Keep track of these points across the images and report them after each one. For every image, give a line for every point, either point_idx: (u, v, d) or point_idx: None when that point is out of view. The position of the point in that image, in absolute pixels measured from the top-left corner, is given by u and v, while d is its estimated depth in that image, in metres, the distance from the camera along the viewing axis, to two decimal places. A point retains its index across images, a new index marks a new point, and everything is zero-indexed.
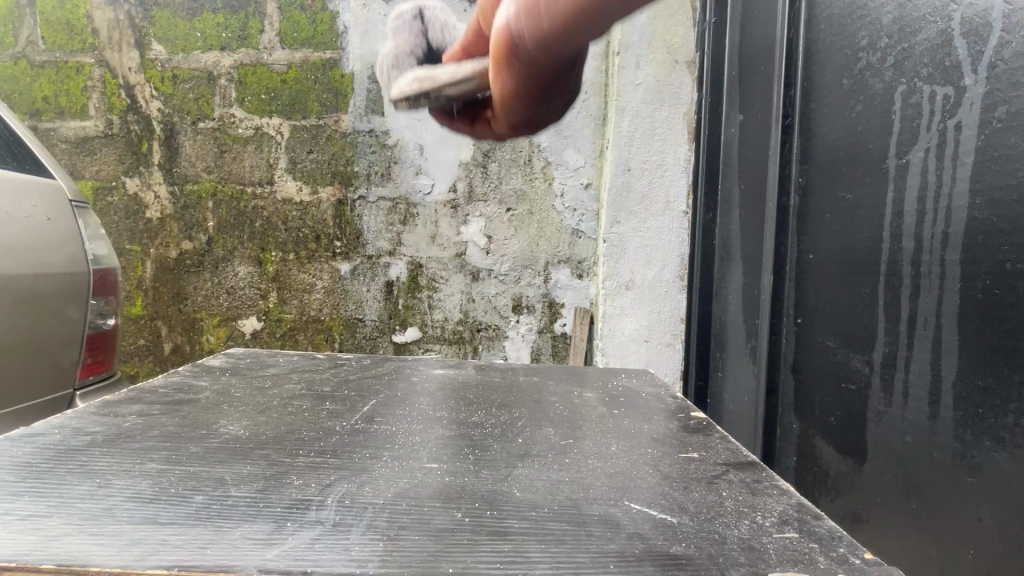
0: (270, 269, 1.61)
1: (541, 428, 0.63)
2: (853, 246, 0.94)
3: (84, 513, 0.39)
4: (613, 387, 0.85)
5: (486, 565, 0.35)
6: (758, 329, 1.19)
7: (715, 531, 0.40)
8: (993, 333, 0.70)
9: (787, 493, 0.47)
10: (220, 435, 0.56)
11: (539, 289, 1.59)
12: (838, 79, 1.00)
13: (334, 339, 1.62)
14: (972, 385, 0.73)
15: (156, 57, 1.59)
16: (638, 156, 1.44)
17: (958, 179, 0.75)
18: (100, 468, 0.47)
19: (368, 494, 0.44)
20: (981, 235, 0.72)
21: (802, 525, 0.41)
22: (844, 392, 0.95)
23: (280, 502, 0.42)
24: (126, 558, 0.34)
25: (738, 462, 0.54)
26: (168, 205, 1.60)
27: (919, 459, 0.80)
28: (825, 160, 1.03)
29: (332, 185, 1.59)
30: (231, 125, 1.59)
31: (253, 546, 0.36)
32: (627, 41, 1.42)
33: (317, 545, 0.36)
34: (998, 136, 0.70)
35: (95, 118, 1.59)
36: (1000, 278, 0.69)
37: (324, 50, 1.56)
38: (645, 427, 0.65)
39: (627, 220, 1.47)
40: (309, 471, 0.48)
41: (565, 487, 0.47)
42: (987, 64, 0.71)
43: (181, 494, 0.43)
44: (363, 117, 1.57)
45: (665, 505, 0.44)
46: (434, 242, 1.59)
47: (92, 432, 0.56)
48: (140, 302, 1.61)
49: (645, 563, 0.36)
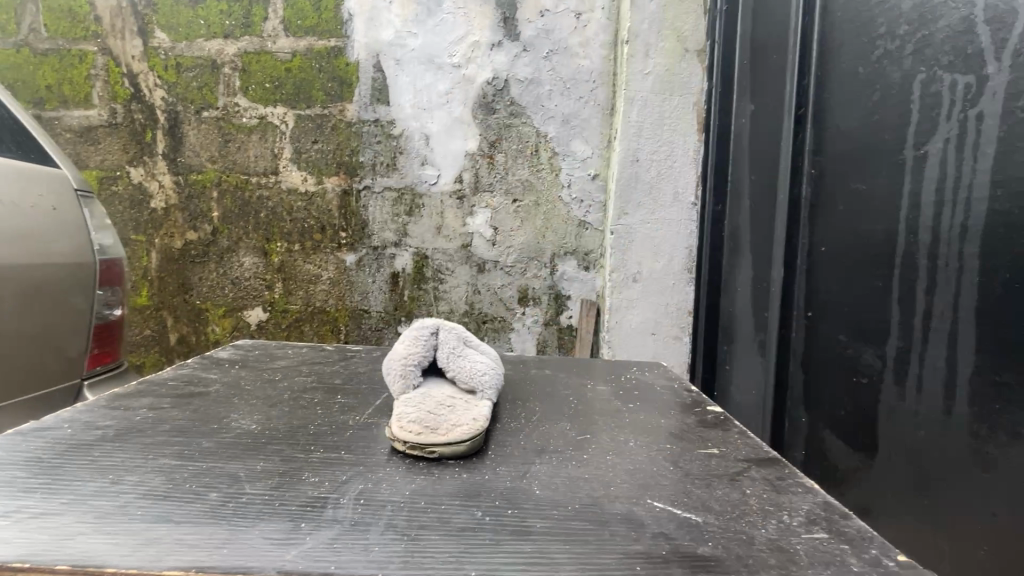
0: (275, 259, 1.60)
1: (556, 424, 0.62)
2: (868, 239, 0.93)
3: (98, 510, 0.39)
4: (625, 380, 0.84)
5: (510, 567, 0.34)
6: (768, 322, 1.18)
7: (742, 531, 0.39)
8: (1012, 330, 0.72)
9: (812, 492, 0.46)
10: (232, 429, 0.56)
11: (546, 281, 1.58)
12: (854, 67, 0.97)
13: (339, 330, 1.61)
14: (989, 379, 0.75)
15: (159, 45, 1.57)
16: (648, 146, 1.41)
17: (978, 171, 0.76)
18: (112, 463, 0.46)
19: (385, 491, 0.43)
20: (1001, 231, 0.73)
21: (830, 525, 0.40)
22: (855, 386, 0.94)
23: (295, 500, 0.41)
24: (141, 558, 0.33)
25: (758, 459, 0.53)
26: (173, 195, 1.59)
27: (932, 452, 0.81)
28: (838, 150, 1.00)
29: (337, 174, 1.57)
30: (235, 114, 1.57)
31: (271, 545, 0.35)
32: (637, 29, 1.39)
33: (336, 545, 0.36)
34: (1021, 127, 0.71)
35: (98, 107, 1.57)
36: (1020, 272, 0.71)
37: (328, 37, 1.54)
38: (661, 422, 0.64)
39: (633, 210, 1.43)
40: (324, 467, 0.47)
41: (585, 484, 0.46)
42: (1010, 56, 0.73)
43: (195, 490, 0.42)
44: (368, 106, 1.55)
45: (688, 503, 0.43)
46: (440, 233, 1.58)
47: (103, 426, 0.55)
48: (146, 292, 1.61)
49: (673, 566, 0.34)
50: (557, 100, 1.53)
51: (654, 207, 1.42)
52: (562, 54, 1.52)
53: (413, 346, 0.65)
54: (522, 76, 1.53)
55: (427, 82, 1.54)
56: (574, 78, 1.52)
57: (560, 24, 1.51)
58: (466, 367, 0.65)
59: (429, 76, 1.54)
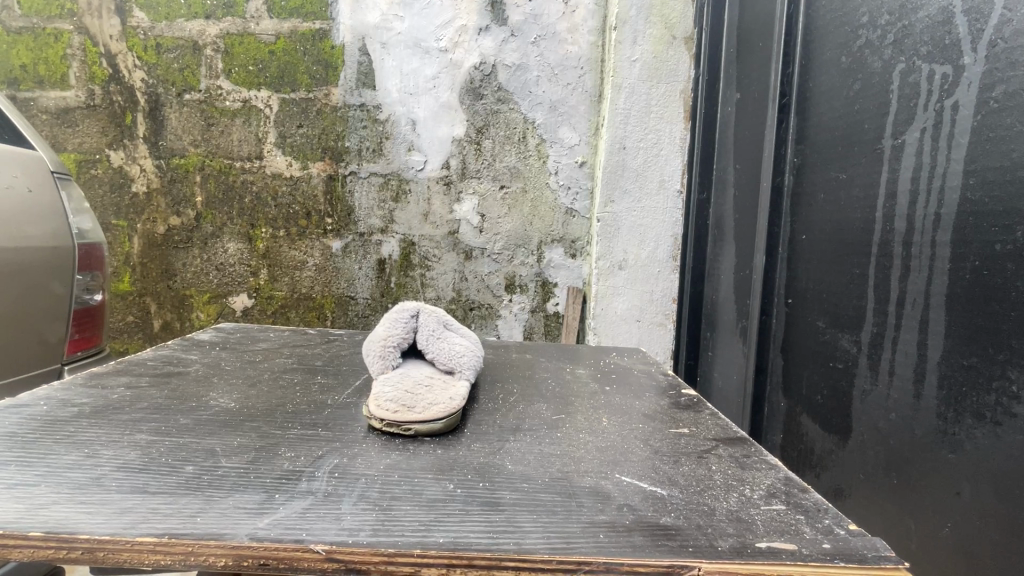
0: (259, 245, 1.58)
1: (533, 404, 0.63)
2: (845, 227, 0.95)
3: (73, 482, 0.39)
4: (605, 364, 0.86)
5: (477, 534, 0.35)
6: (749, 309, 1.20)
7: (704, 503, 0.41)
8: (978, 315, 0.70)
9: (775, 467, 0.48)
10: (210, 407, 0.56)
11: (533, 268, 1.58)
12: (836, 56, 0.99)
13: (326, 317, 1.61)
14: (956, 364, 0.73)
15: (138, 25, 1.53)
16: (633, 134, 1.42)
17: (952, 159, 0.75)
18: (88, 438, 0.47)
19: (359, 466, 0.44)
20: (972, 216, 0.71)
21: (789, 498, 0.42)
22: (831, 371, 0.97)
23: (270, 473, 0.42)
24: (114, 526, 0.34)
25: (727, 438, 0.54)
26: (155, 179, 1.57)
27: (901, 437, 0.81)
28: (819, 139, 1.02)
29: (322, 160, 1.56)
30: (218, 98, 1.54)
31: (244, 515, 0.36)
32: (625, 15, 1.39)
33: (309, 514, 0.36)
34: (994, 117, 0.69)
35: (76, 88, 1.54)
36: (988, 259, 0.69)
37: (313, 20, 1.52)
38: (636, 403, 0.65)
39: (621, 197, 1.44)
40: (301, 444, 0.48)
41: (556, 460, 0.47)
42: (987, 43, 0.70)
43: (171, 464, 0.42)
44: (354, 90, 1.54)
45: (655, 478, 0.45)
46: (427, 220, 1.58)
47: (80, 403, 0.55)
48: (128, 278, 1.59)
49: (635, 533, 0.36)
50: (545, 87, 1.53)
51: (643, 193, 1.43)
52: (550, 39, 1.51)
53: (392, 329, 0.66)
54: (509, 62, 1.52)
55: (413, 67, 1.53)
56: (562, 65, 1.51)
57: (548, 9, 1.50)
58: (445, 349, 0.66)
59: (416, 61, 1.52)
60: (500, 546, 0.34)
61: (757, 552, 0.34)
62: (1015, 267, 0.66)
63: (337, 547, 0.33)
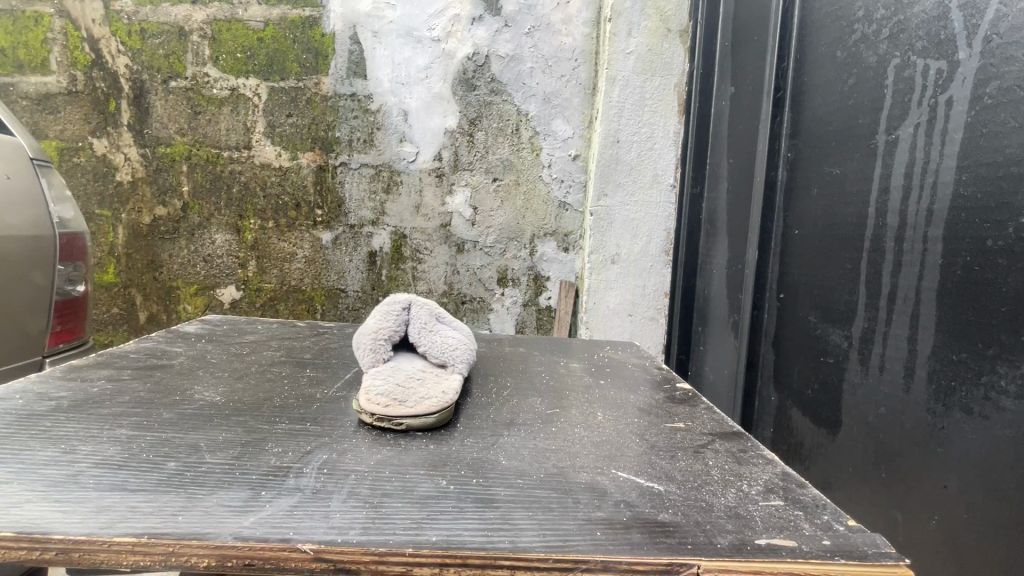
0: (248, 237, 1.55)
1: (527, 398, 0.62)
2: (838, 222, 0.94)
3: (47, 479, 0.38)
4: (599, 358, 0.85)
5: (472, 533, 0.34)
6: (741, 303, 1.20)
7: (701, 499, 0.40)
8: (968, 309, 0.70)
9: (771, 463, 0.47)
10: (195, 401, 0.55)
11: (525, 262, 1.57)
12: (831, 50, 0.98)
13: (316, 310, 1.58)
14: (946, 359, 0.73)
15: (122, 9, 1.49)
16: (627, 127, 1.40)
17: (945, 154, 0.74)
18: (66, 433, 0.45)
19: (350, 462, 0.43)
20: (964, 212, 0.71)
21: (787, 493, 0.42)
22: (822, 365, 0.97)
23: (257, 469, 0.41)
24: (90, 526, 0.32)
25: (724, 433, 0.54)
26: (140, 168, 1.53)
27: (891, 430, 0.81)
28: (814, 134, 1.02)
29: (312, 150, 1.53)
30: (205, 85, 1.51)
31: (229, 512, 0.35)
32: (620, 6, 1.37)
33: (297, 512, 0.35)
34: (988, 112, 0.68)
35: (57, 74, 1.49)
36: (980, 255, 0.69)
37: (303, 7, 1.48)
38: (632, 397, 0.65)
39: (615, 191, 1.43)
40: (289, 438, 0.47)
41: (552, 456, 0.47)
42: (982, 38, 0.69)
43: (153, 460, 0.41)
44: (345, 80, 1.51)
45: (653, 474, 0.44)
46: (419, 212, 1.56)
47: (57, 397, 0.54)
48: (113, 269, 1.55)
49: (633, 530, 0.35)
50: (538, 79, 1.51)
51: (636, 187, 1.42)
52: (544, 31, 1.49)
53: (384, 320, 0.65)
54: (502, 53, 1.50)
55: (405, 56, 1.50)
56: (556, 56, 1.50)
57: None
58: (438, 343, 0.65)
59: (408, 50, 1.50)
60: (494, 545, 0.33)
61: (757, 550, 0.33)
62: (1006, 262, 0.66)
63: (325, 546, 0.32)
